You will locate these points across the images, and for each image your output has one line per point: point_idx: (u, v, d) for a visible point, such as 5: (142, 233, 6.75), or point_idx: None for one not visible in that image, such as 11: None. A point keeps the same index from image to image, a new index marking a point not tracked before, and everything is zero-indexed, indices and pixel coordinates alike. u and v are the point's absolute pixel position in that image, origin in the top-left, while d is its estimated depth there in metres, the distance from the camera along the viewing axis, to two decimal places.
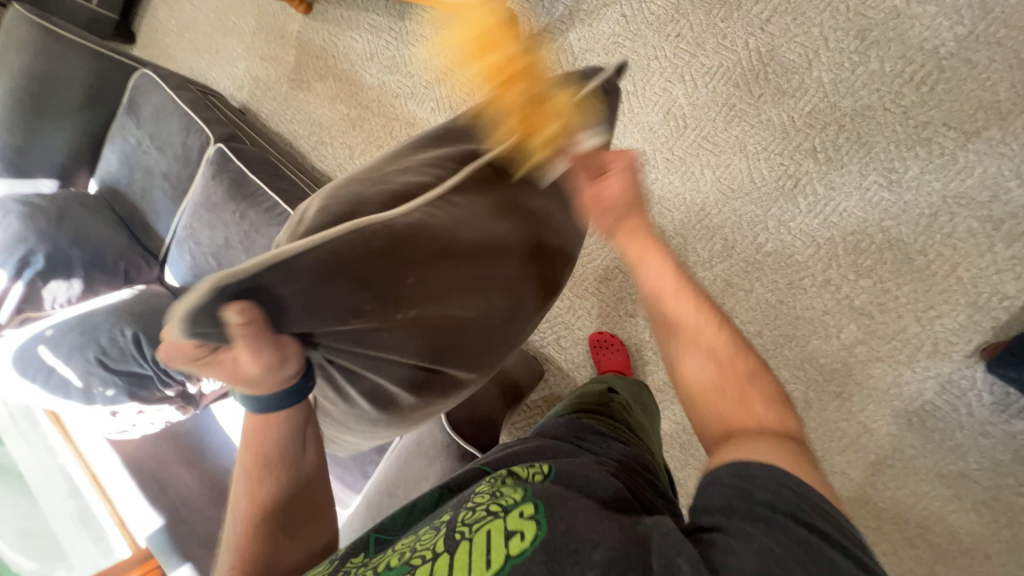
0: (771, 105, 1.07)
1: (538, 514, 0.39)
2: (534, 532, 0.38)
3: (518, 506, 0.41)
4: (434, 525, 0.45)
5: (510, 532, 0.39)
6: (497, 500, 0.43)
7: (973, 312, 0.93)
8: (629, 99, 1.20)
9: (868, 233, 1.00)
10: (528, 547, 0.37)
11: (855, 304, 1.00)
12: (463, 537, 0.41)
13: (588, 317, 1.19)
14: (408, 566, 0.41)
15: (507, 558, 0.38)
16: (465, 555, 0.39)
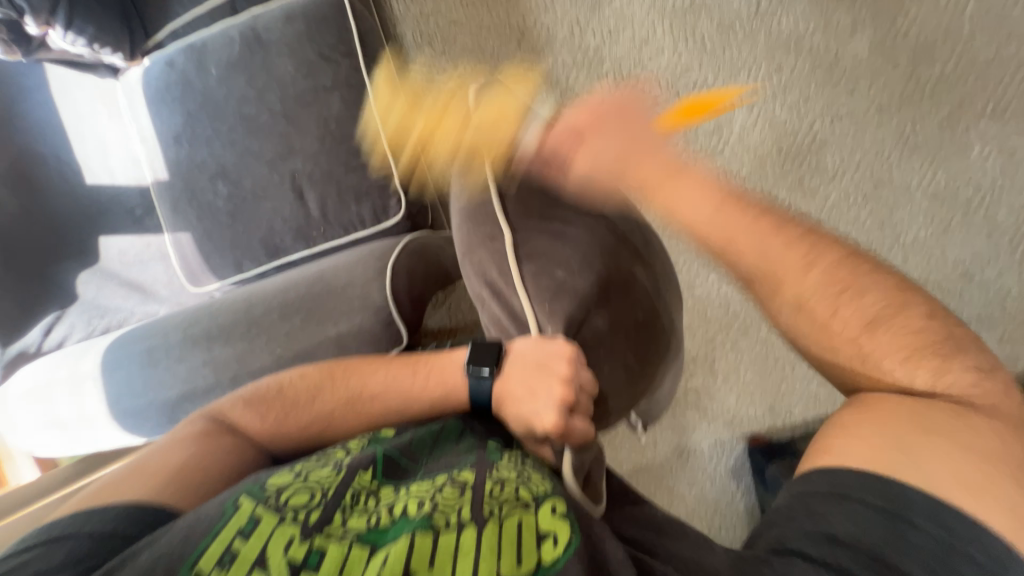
0: (785, 188, 1.15)
1: (571, 522, 0.46)
2: (567, 544, 0.44)
3: (552, 510, 0.47)
4: (455, 484, 0.49)
5: (544, 537, 0.45)
6: (527, 491, 0.49)
7: (768, 413, 1.21)
8: (701, 89, 1.14)
9: (758, 326, 1.20)
10: (563, 556, 0.43)
11: (714, 365, 1.23)
12: (494, 515, 0.45)
13: None
14: (431, 522, 0.45)
15: (540, 561, 0.43)
16: (498, 535, 0.44)
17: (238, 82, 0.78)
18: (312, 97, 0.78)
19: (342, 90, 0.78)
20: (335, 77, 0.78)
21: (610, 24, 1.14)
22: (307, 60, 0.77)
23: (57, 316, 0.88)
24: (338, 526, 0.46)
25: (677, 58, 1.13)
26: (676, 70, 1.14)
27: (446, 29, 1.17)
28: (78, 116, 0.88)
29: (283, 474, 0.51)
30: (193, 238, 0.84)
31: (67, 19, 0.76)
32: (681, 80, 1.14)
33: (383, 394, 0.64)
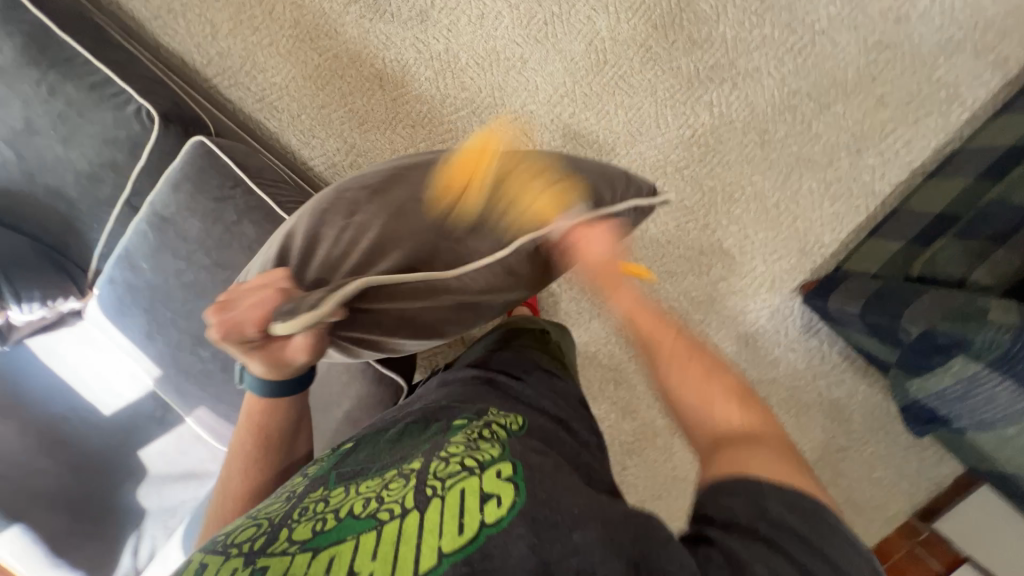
0: (682, 53, 1.12)
1: (515, 482, 0.48)
2: (511, 503, 0.45)
3: (494, 472, 0.49)
4: (403, 477, 0.51)
5: (487, 500, 0.46)
6: (471, 460, 0.51)
7: (802, 257, 1.16)
8: (554, 22, 1.14)
9: (740, 186, 1.16)
10: (507, 515, 0.44)
11: (724, 245, 1.18)
12: (437, 494, 0.48)
13: None
14: (376, 518, 0.47)
15: (482, 523, 0.44)
16: (440, 510, 0.46)
17: (167, 261, 0.84)
18: (229, 236, 0.83)
19: (248, 215, 0.83)
20: (237, 208, 0.83)
21: (445, 22, 1.17)
22: (207, 209, 0.83)
23: (138, 536, 0.94)
24: (284, 540, 0.47)
25: (517, 10, 1.14)
26: (523, 21, 1.15)
27: (319, 115, 1.23)
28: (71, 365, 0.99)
29: (245, 519, 0.54)
30: (208, 409, 0.90)
31: (16, 295, 0.86)
32: (532, 26, 1.15)
33: (249, 433, 0.70)
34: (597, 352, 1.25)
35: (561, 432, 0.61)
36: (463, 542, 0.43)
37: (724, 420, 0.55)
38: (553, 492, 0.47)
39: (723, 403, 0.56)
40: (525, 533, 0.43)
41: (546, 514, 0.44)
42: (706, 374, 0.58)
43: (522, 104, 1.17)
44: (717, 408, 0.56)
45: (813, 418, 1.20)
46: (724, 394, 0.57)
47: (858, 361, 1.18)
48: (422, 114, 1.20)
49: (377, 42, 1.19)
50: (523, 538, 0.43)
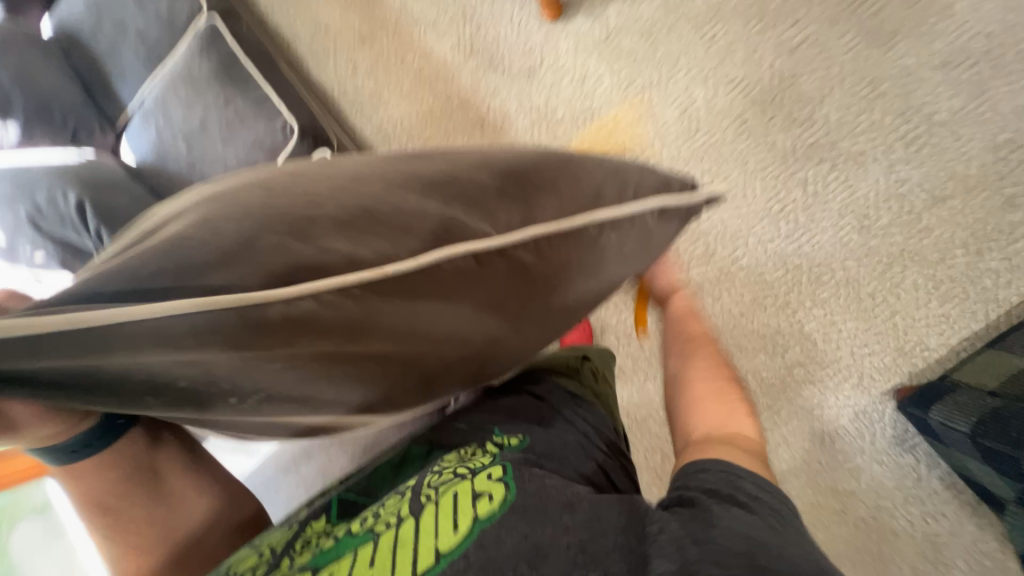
0: (779, 129, 1.12)
1: (506, 481, 0.51)
2: (501, 497, 0.49)
3: (486, 475, 0.52)
4: (399, 493, 0.52)
5: (478, 496, 0.49)
6: (463, 469, 0.53)
7: (898, 357, 1.03)
8: (651, 89, 1.20)
9: (831, 268, 1.08)
10: (499, 509, 0.48)
11: (804, 329, 1.09)
12: (432, 499, 0.49)
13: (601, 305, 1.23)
14: (373, 531, 0.48)
15: (475, 518, 0.47)
16: (435, 514, 0.48)
17: None
18: None
19: None
20: None
21: (549, 80, 1.28)
22: None
23: None
24: (285, 565, 0.49)
25: (618, 75, 1.22)
26: (622, 85, 1.22)
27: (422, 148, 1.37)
28: None
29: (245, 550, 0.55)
30: None
31: None
32: (630, 90, 1.21)
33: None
34: (646, 416, 1.18)
35: (574, 444, 0.62)
36: (459, 538, 0.45)
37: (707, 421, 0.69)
38: (542, 487, 0.50)
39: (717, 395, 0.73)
40: (519, 524, 0.46)
41: (536, 502, 0.48)
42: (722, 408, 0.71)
43: None
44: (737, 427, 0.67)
45: (898, 550, 1.02)
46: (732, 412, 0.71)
47: (967, 495, 0.98)
48: None
49: (487, 91, 1.32)
50: (514, 528, 0.46)
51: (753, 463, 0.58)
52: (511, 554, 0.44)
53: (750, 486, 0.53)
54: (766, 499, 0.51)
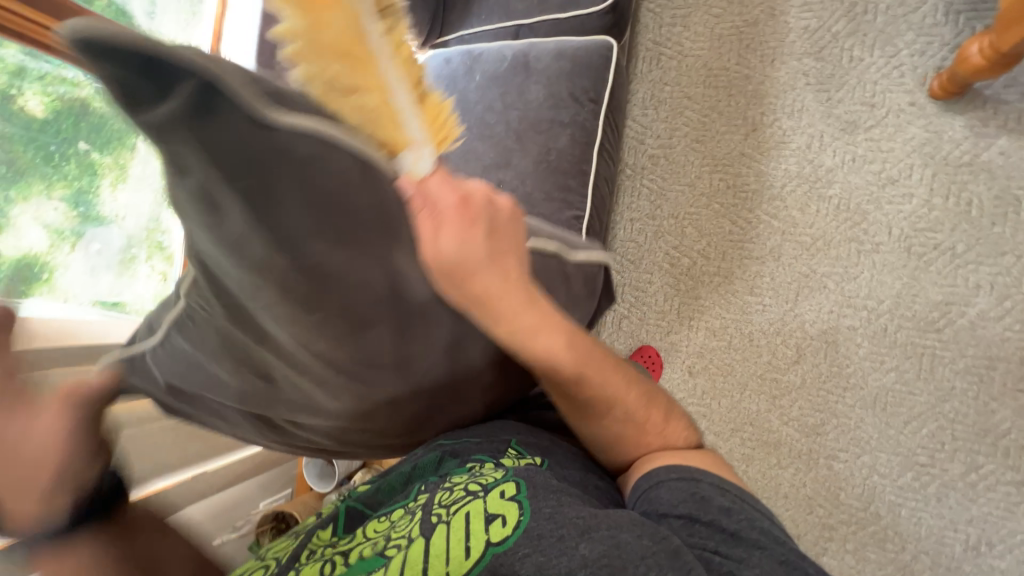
0: (1013, 405, 0.91)
1: (518, 501, 0.52)
2: (513, 523, 0.50)
3: (493, 497, 0.53)
4: (410, 510, 0.56)
5: (492, 519, 0.51)
6: (469, 486, 0.55)
7: None
8: (943, 253, 0.96)
9: (903, 544, 0.97)
10: (512, 534, 0.50)
11: (822, 558, 1.01)
12: (443, 519, 0.52)
13: (681, 375, 1.13)
14: (385, 557, 0.51)
15: (489, 542, 0.50)
16: (447, 533, 0.51)
17: (489, 96, 0.87)
18: (546, 127, 0.83)
19: (574, 129, 0.82)
20: (573, 117, 0.82)
21: (858, 149, 1.03)
22: (557, 93, 0.83)
23: None
24: None
25: (929, 209, 0.98)
26: (919, 222, 0.98)
27: (676, 98, 1.17)
28: None
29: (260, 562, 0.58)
30: None
31: None
32: (921, 235, 0.98)
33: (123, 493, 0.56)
34: None
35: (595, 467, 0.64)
36: (472, 564, 0.49)
37: (644, 437, 0.61)
38: (558, 508, 0.51)
39: (625, 393, 0.59)
40: (531, 552, 0.48)
41: (552, 530, 0.49)
42: (646, 397, 0.61)
43: (825, 271, 1.04)
44: (643, 421, 0.60)
45: None
46: (619, 368, 0.59)
47: None
48: (746, 188, 1.11)
49: (787, 104, 1.08)
50: (527, 557, 0.48)
51: (697, 457, 0.59)
52: None
53: (711, 484, 0.54)
54: (736, 511, 0.52)
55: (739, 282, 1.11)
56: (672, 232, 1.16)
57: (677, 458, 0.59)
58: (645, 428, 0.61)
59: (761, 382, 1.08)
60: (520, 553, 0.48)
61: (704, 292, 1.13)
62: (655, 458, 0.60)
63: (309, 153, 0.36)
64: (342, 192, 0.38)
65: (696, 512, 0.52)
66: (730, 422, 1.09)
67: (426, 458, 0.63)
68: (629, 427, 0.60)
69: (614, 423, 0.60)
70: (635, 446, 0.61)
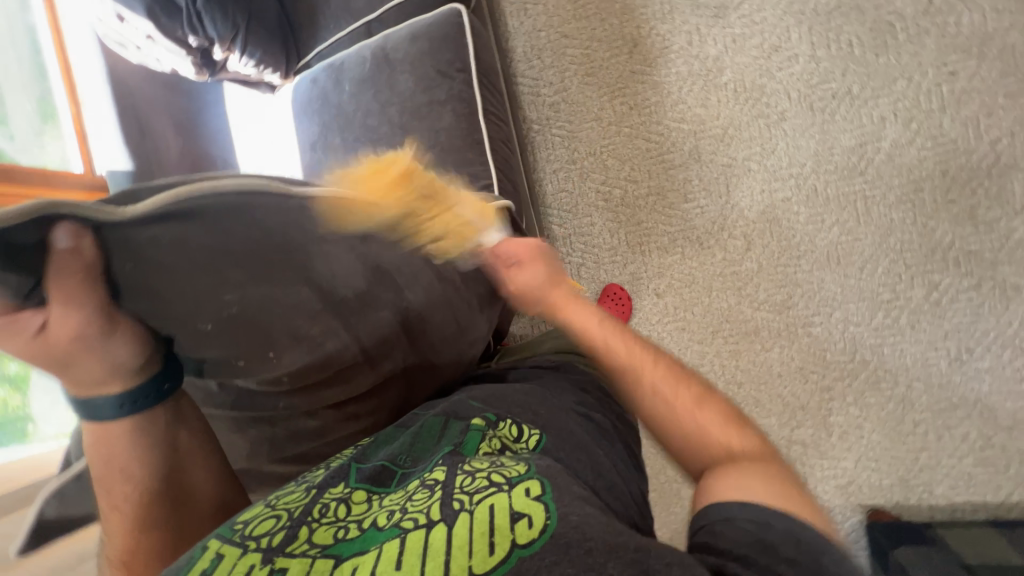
0: (949, 217, 0.95)
1: (547, 505, 0.47)
2: (542, 525, 0.45)
3: (524, 492, 0.49)
4: (427, 488, 0.52)
5: (518, 518, 0.46)
6: (494, 475, 0.51)
7: (899, 485, 1.02)
8: (842, 99, 0.98)
9: (896, 379, 1.01)
10: (539, 538, 0.44)
11: (829, 418, 1.05)
12: (464, 508, 0.48)
13: (650, 300, 1.16)
14: (400, 528, 0.47)
15: (514, 545, 0.44)
16: (469, 528, 0.46)
17: (365, 98, 0.86)
18: (427, 110, 0.83)
19: (454, 103, 0.82)
20: (449, 92, 0.82)
21: (735, 30, 1.04)
22: (425, 74, 0.83)
23: None
24: (303, 540, 0.48)
25: (816, 63, 0.99)
26: (812, 78, 1.00)
27: (555, 41, 1.16)
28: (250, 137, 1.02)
29: (260, 504, 0.53)
30: None
31: (244, 46, 0.87)
32: (818, 90, 1.00)
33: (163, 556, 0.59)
34: None
35: (577, 434, 0.65)
36: (495, 563, 0.43)
37: (705, 441, 0.56)
38: (580, 508, 0.47)
39: (689, 403, 0.58)
40: (560, 562, 0.42)
41: (580, 540, 0.43)
42: (696, 400, 0.59)
43: (744, 155, 1.06)
44: (692, 418, 0.58)
45: None
46: (671, 373, 0.62)
47: None
48: (647, 103, 1.11)
49: (657, 9, 1.09)
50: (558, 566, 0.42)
51: (769, 476, 0.51)
52: None
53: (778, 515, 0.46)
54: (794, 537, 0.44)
55: (672, 193, 1.12)
56: (596, 169, 1.17)
57: (750, 479, 0.50)
58: (701, 431, 0.56)
59: (723, 280, 1.10)
60: (547, 562, 0.42)
61: (645, 215, 1.15)
62: (724, 474, 0.52)
63: (152, 235, 0.38)
64: (210, 255, 0.40)
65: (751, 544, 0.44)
66: (708, 326, 1.12)
67: (432, 422, 0.63)
68: (687, 426, 0.57)
69: (670, 429, 0.57)
70: (695, 449, 0.56)
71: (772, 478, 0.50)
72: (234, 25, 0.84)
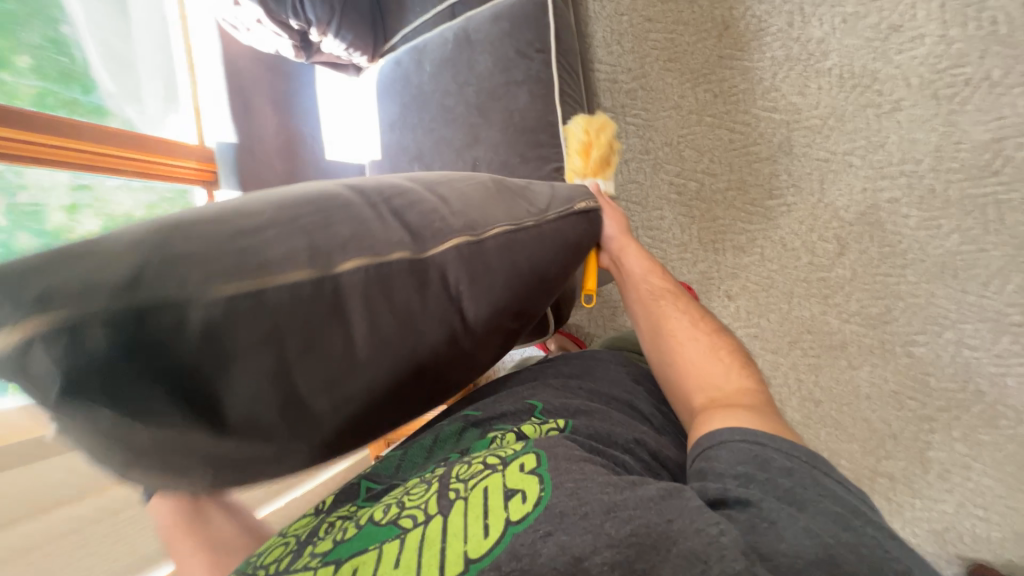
0: None
1: (536, 482, 0.49)
2: (535, 499, 0.48)
3: (513, 472, 0.51)
4: (426, 484, 0.54)
5: (511, 495, 0.49)
6: (489, 461, 0.54)
7: (1013, 541, 0.87)
8: (976, 87, 0.85)
9: (1021, 417, 0.86)
10: (533, 510, 0.47)
11: (926, 453, 0.92)
12: (461, 497, 0.50)
13: (720, 303, 1.09)
14: (399, 527, 0.49)
15: (509, 521, 0.46)
16: (465, 511, 0.48)
17: (444, 79, 0.88)
18: (504, 91, 0.83)
19: (531, 84, 0.81)
20: (527, 73, 0.81)
21: (846, 8, 0.93)
22: (504, 56, 0.83)
23: None
24: (308, 556, 0.50)
25: (946, 45, 0.87)
26: (939, 62, 0.87)
27: (637, 25, 1.12)
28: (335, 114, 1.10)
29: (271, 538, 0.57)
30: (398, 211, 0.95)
31: (337, 29, 0.93)
32: (946, 76, 0.87)
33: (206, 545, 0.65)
34: None
35: (627, 432, 0.63)
36: (491, 543, 0.45)
37: (716, 381, 0.60)
38: (580, 483, 0.49)
39: (707, 355, 0.63)
40: (554, 531, 0.44)
41: (575, 506, 0.46)
42: (710, 348, 0.64)
43: (846, 149, 0.95)
44: (701, 351, 0.64)
45: None
46: (697, 323, 0.67)
47: None
48: (735, 91, 1.04)
49: None
50: (551, 536, 0.44)
51: (768, 416, 0.55)
52: (547, 565, 0.42)
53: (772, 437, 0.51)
54: (797, 480, 0.47)
55: (755, 190, 1.04)
56: (671, 160, 1.11)
57: (755, 416, 0.54)
58: (711, 372, 0.61)
59: (808, 286, 1.00)
60: (542, 531, 0.45)
61: (722, 211, 1.07)
62: (726, 408, 0.57)
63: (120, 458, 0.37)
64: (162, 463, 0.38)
65: (754, 479, 0.48)
66: (785, 336, 1.03)
67: (447, 431, 0.68)
68: (698, 365, 0.62)
69: (681, 357, 0.64)
70: (701, 382, 0.61)
71: (771, 416, 0.55)
72: (331, 9, 0.89)
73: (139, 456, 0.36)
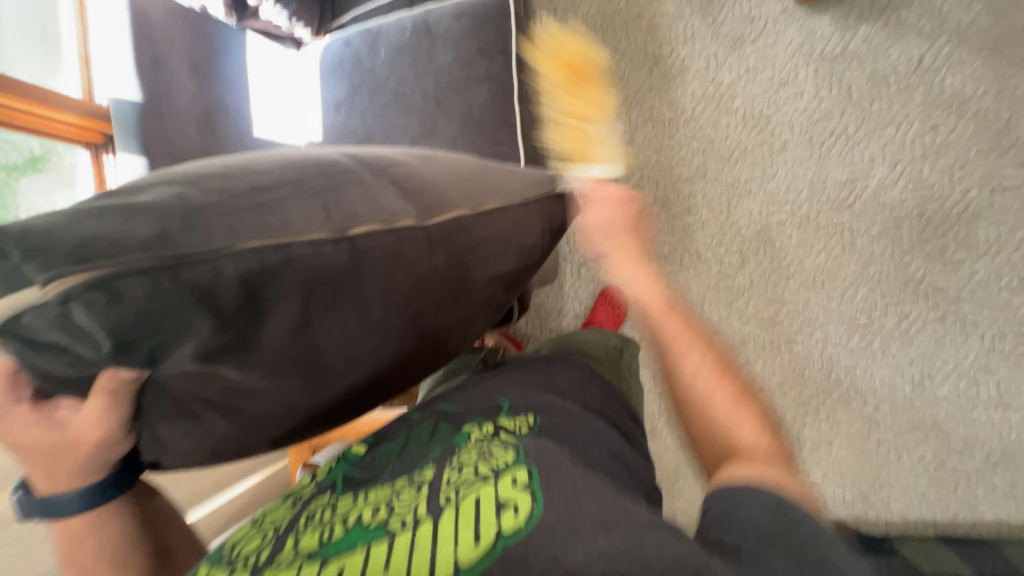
0: (922, 255, 1.04)
1: (530, 494, 0.48)
2: (528, 513, 0.46)
3: (511, 481, 0.49)
4: (415, 486, 0.51)
5: (505, 506, 0.47)
6: (482, 468, 0.52)
7: (859, 500, 1.08)
8: (838, 138, 1.08)
9: (865, 400, 1.08)
10: (526, 526, 0.45)
11: (801, 433, 1.11)
12: (451, 503, 0.48)
13: None
14: (388, 529, 0.46)
15: (501, 532, 0.45)
16: (455, 520, 0.46)
17: (400, 66, 0.86)
18: (464, 86, 0.84)
19: (492, 83, 0.83)
20: (488, 71, 0.83)
21: (748, 62, 1.12)
22: (466, 52, 0.84)
23: None
24: (286, 550, 0.47)
25: (818, 103, 1.08)
26: (813, 115, 1.09)
27: None
28: (264, 85, 1.00)
29: (247, 527, 0.54)
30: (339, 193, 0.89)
31: None
32: (817, 127, 1.09)
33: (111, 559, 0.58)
34: None
35: (588, 425, 0.65)
36: (481, 553, 0.43)
37: None
38: (573, 499, 0.48)
39: None
40: (548, 544, 0.43)
41: (570, 521, 0.45)
42: None
43: (747, 178, 1.13)
44: None
45: None
46: None
47: None
48: (662, 118, 1.17)
49: (679, 33, 1.15)
50: (542, 549, 0.43)
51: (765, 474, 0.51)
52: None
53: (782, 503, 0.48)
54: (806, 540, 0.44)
55: (677, 207, 1.17)
56: None
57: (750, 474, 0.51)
58: None
59: (716, 292, 1.15)
60: (533, 546, 0.43)
61: (648, 223, 1.19)
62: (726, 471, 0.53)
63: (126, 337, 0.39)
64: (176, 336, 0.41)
65: (760, 535, 0.46)
66: None
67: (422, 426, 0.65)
68: None
69: None
70: None
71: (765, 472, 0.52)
72: None
73: (151, 321, 0.39)
